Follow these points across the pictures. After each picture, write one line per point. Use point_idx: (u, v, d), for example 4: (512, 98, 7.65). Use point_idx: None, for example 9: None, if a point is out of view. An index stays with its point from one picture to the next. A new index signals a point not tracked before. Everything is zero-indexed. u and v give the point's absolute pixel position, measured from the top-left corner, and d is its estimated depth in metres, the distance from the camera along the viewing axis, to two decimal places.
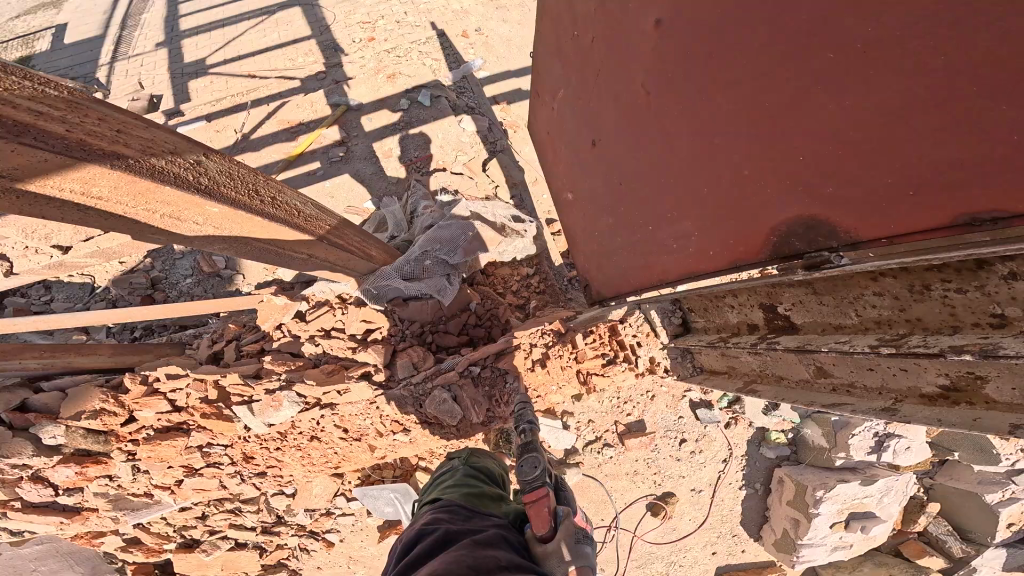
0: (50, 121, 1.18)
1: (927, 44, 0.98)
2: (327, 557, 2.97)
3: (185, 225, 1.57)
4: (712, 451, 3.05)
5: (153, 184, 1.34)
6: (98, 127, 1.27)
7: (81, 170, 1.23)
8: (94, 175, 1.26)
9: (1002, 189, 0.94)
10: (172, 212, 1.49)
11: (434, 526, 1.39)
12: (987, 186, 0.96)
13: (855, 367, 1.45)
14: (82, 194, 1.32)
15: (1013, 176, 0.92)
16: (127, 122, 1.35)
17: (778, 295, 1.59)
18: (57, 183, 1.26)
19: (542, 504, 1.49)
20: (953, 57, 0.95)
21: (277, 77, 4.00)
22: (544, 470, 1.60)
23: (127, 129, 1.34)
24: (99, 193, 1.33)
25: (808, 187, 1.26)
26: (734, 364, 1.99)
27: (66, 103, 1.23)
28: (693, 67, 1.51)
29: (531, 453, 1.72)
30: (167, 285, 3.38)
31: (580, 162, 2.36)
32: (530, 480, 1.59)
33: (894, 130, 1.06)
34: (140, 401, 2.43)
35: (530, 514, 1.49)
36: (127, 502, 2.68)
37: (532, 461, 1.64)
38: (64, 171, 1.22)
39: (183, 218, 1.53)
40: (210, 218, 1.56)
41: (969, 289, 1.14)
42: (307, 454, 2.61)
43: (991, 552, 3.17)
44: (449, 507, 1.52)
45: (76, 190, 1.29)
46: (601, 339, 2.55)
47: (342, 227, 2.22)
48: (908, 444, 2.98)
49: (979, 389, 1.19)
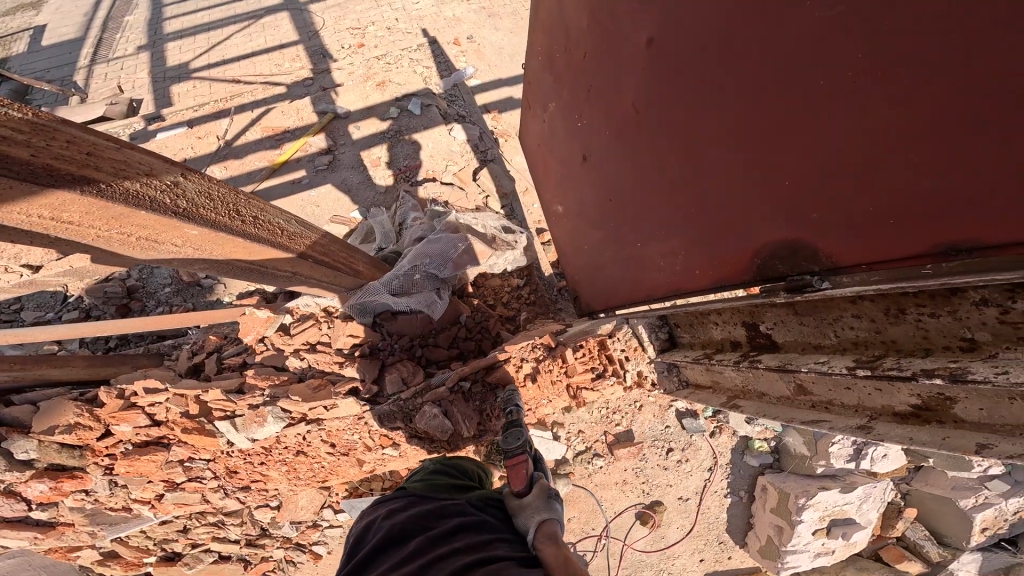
0: (13, 146, 1.14)
1: (906, 79, 1.01)
2: (314, 569, 2.94)
3: (163, 248, 1.55)
4: (698, 460, 3.09)
5: (127, 210, 1.32)
6: (67, 151, 1.23)
7: (49, 197, 1.22)
8: (63, 201, 1.24)
9: (976, 220, 0.96)
10: (148, 235, 1.47)
11: (383, 523, 1.40)
12: (958, 218, 0.99)
13: (833, 385, 1.49)
14: (51, 219, 1.31)
15: (988, 208, 0.94)
16: (98, 143, 1.31)
17: (760, 314, 1.63)
18: (24, 209, 1.24)
19: (521, 466, 1.66)
20: (933, 91, 0.97)
21: (262, 83, 3.97)
22: (526, 441, 1.79)
23: (97, 149, 1.29)
24: (69, 218, 1.31)
25: (791, 212, 1.29)
26: (718, 379, 2.03)
27: (30, 125, 1.17)
28: (683, 92, 1.55)
29: (516, 427, 1.90)
30: (145, 294, 3.33)
31: (570, 177, 2.39)
32: (512, 448, 1.76)
33: (873, 160, 1.09)
34: (117, 415, 2.38)
35: (509, 475, 1.64)
36: (105, 517, 2.62)
37: (515, 434, 1.82)
38: (31, 198, 1.20)
39: (160, 240, 1.51)
40: (189, 241, 1.54)
41: (941, 313, 1.17)
42: (293, 468, 2.57)
43: (967, 557, 3.28)
44: (402, 497, 1.53)
45: (45, 216, 1.28)
46: (590, 354, 2.47)
47: (328, 241, 2.19)
48: (885, 452, 3.08)
49: (948, 409, 1.23)
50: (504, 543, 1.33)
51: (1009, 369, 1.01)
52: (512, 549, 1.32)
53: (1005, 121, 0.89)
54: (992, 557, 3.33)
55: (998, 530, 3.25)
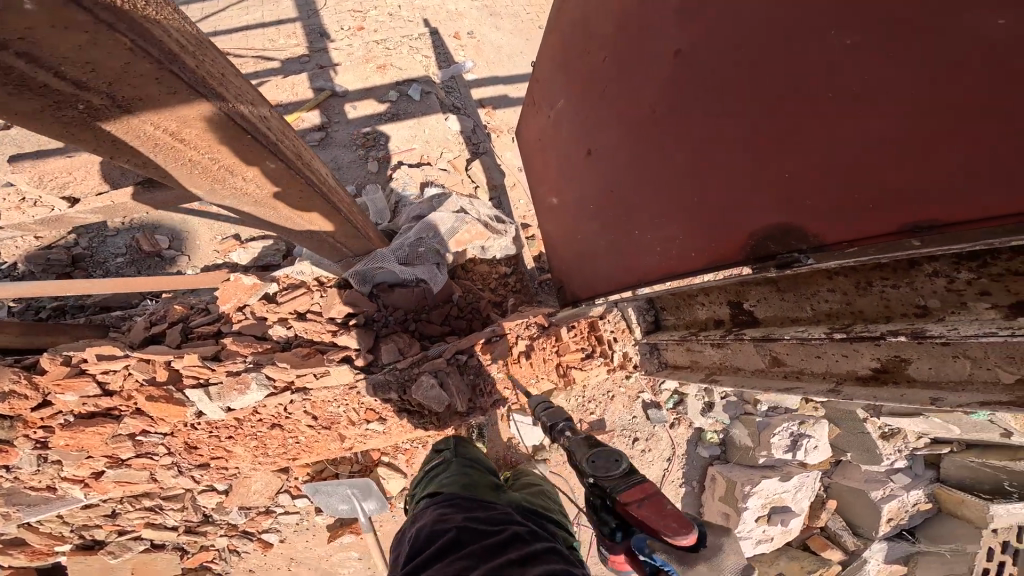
0: (187, 55, 1.26)
1: (897, 81, 1.16)
2: (261, 559, 2.75)
3: (230, 182, 1.62)
4: (658, 450, 3.28)
5: (240, 131, 1.44)
6: (212, 69, 1.36)
7: (194, 108, 1.31)
8: (200, 114, 1.34)
9: (946, 203, 1.10)
10: (230, 165, 1.53)
11: (439, 527, 1.44)
12: (931, 200, 1.12)
13: (806, 355, 1.72)
14: (168, 136, 1.36)
15: (959, 192, 1.08)
16: (228, 69, 1.45)
17: (745, 293, 1.83)
18: (158, 120, 1.30)
19: (654, 498, 1.58)
20: (920, 91, 1.12)
21: (254, 57, 3.87)
22: (623, 464, 1.78)
23: (228, 75, 1.43)
24: (185, 136, 1.38)
25: (781, 198, 1.41)
26: (697, 358, 2.27)
27: (195, 42, 1.33)
28: (694, 89, 1.67)
29: (599, 448, 1.91)
30: (92, 263, 3.03)
31: (569, 170, 2.55)
32: (616, 474, 1.75)
33: (863, 150, 1.22)
34: (62, 383, 2.16)
35: (649, 508, 1.54)
36: (22, 497, 2.36)
37: (609, 461, 1.81)
38: (179, 107, 1.29)
39: (234, 173, 1.58)
40: (258, 176, 1.63)
41: (901, 285, 1.37)
42: (262, 444, 2.46)
43: (876, 545, 3.54)
44: (450, 503, 1.60)
45: (168, 130, 1.34)
46: (582, 334, 2.64)
47: (351, 205, 2.24)
48: (816, 443, 3.31)
49: (903, 370, 1.46)
50: (559, 554, 1.30)
51: (958, 327, 1.21)
52: (564, 559, 1.27)
53: (976, 120, 1.04)
54: (895, 547, 3.59)
55: (900, 520, 3.53)
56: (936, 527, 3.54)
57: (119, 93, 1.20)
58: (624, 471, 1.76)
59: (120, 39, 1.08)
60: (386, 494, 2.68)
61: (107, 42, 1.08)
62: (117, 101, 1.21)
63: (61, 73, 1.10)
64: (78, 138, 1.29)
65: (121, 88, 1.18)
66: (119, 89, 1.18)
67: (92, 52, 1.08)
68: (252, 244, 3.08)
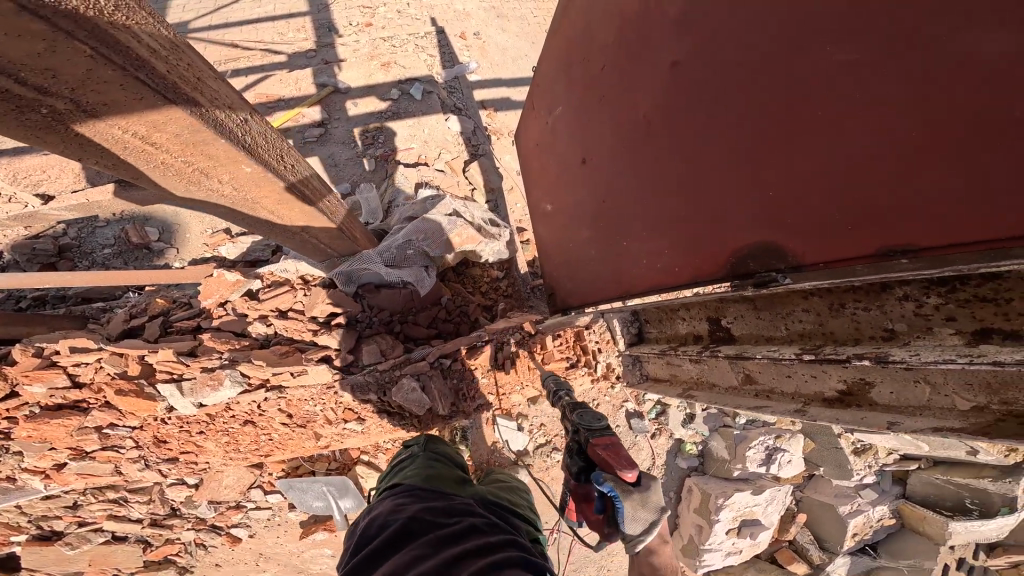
0: (158, 60, 1.21)
1: (879, 109, 1.20)
2: (228, 554, 2.75)
3: (206, 183, 1.60)
4: (638, 460, 3.33)
5: (211, 135, 1.40)
6: (186, 73, 1.31)
7: (162, 113, 1.28)
8: (169, 118, 1.30)
9: (922, 228, 1.13)
10: (204, 168, 1.52)
11: (395, 515, 1.44)
12: (905, 226, 1.16)
13: (777, 374, 1.78)
14: (139, 139, 1.34)
15: (931, 219, 1.12)
16: (204, 70, 1.40)
17: (724, 310, 1.90)
18: (125, 124, 1.28)
19: (615, 443, 1.78)
20: (901, 117, 1.15)
21: (261, 50, 3.90)
22: (603, 421, 1.96)
23: (204, 78, 1.38)
24: (156, 140, 1.36)
25: (767, 217, 1.47)
26: (676, 371, 2.33)
27: (170, 45, 1.26)
28: (689, 107, 1.75)
29: (584, 409, 2.08)
30: (79, 254, 2.94)
31: (568, 177, 2.65)
32: (593, 426, 1.94)
33: (846, 173, 1.27)
34: (32, 374, 2.09)
35: (606, 449, 1.74)
36: None
37: (592, 415, 2.00)
38: (147, 112, 1.26)
39: (210, 175, 1.57)
40: (234, 179, 1.61)
41: (872, 308, 1.44)
42: (234, 440, 2.43)
43: (840, 559, 3.65)
44: (409, 494, 1.60)
45: (138, 134, 1.32)
46: (567, 343, 2.71)
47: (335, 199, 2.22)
48: (790, 457, 3.41)
49: (866, 393, 1.51)
50: (511, 541, 1.31)
51: (919, 352, 1.27)
52: (520, 550, 1.28)
53: (950, 148, 1.07)
54: (859, 561, 3.71)
55: (864, 535, 3.64)
56: (898, 542, 3.68)
57: (83, 98, 1.17)
58: (603, 425, 1.96)
59: (80, 47, 1.04)
60: (364, 492, 2.69)
61: (66, 51, 1.03)
62: (81, 105, 1.18)
63: (22, 80, 1.06)
64: (45, 140, 1.27)
65: (86, 94, 1.15)
66: (82, 95, 1.15)
67: (51, 60, 1.04)
68: (242, 238, 3.04)
